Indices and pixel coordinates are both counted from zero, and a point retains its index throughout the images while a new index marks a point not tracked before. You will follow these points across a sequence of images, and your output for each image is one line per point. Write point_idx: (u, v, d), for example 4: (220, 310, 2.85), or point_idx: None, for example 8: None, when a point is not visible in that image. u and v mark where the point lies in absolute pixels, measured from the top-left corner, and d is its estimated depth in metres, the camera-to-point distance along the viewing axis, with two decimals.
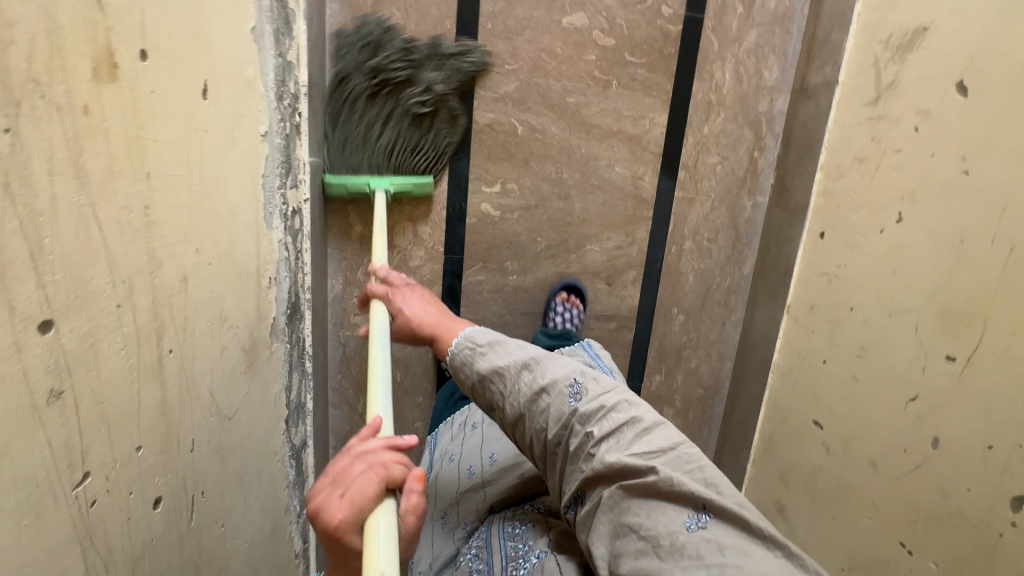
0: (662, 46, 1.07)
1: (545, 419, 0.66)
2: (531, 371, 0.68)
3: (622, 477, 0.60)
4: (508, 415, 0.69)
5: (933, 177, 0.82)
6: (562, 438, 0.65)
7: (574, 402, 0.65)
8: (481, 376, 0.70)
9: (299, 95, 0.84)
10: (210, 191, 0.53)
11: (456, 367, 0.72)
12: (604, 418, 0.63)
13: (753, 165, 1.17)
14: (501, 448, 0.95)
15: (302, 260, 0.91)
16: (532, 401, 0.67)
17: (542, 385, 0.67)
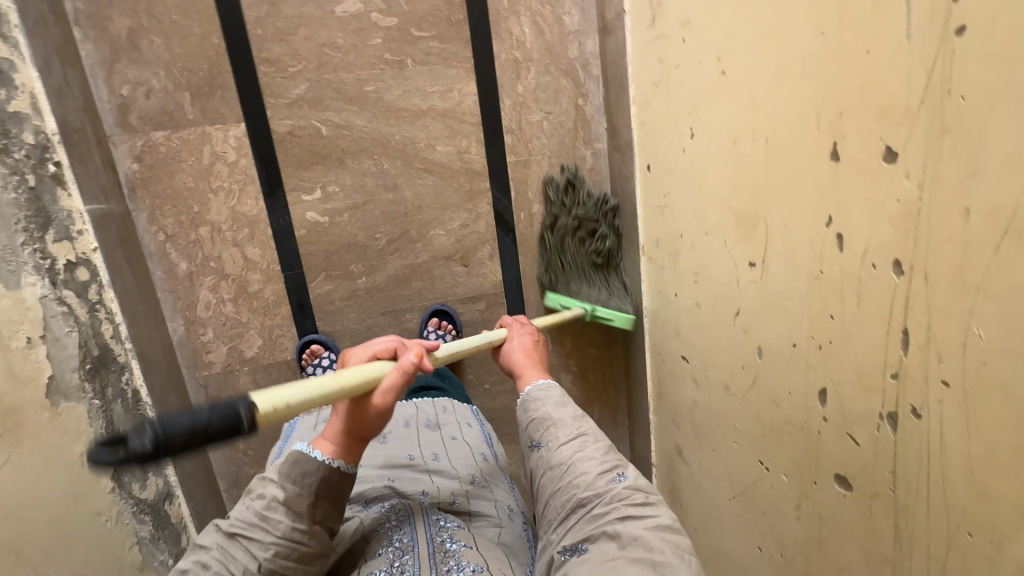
0: (449, 13, 1.04)
1: (580, 480, 0.67)
2: (591, 441, 0.72)
3: (632, 550, 0.58)
4: (550, 462, 0.71)
5: (704, 85, 0.79)
6: (589, 501, 0.65)
7: (617, 480, 0.66)
8: (545, 432, 0.74)
9: (48, 146, 0.81)
10: None
11: (530, 404, 0.78)
12: (640, 505, 0.63)
13: (581, 114, 1.14)
14: (374, 458, 0.90)
15: (103, 311, 0.88)
16: (580, 459, 0.69)
17: (596, 456, 0.69)
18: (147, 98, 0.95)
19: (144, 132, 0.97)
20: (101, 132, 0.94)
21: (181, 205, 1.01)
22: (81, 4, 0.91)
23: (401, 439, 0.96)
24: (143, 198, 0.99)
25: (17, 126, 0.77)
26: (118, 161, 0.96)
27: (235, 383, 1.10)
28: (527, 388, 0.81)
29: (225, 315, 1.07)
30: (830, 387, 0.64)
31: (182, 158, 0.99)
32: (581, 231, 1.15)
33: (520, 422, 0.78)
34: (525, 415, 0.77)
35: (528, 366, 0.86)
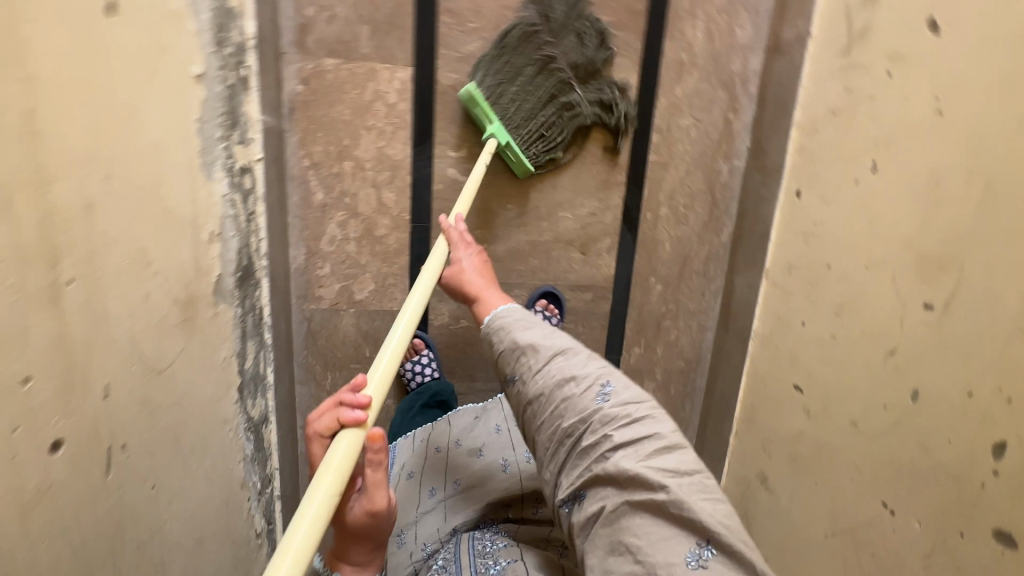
0: (631, 3, 1.04)
1: (566, 408, 0.70)
2: (565, 361, 0.73)
3: (632, 488, 0.63)
4: (532, 397, 0.73)
5: (907, 122, 0.79)
6: (577, 431, 0.68)
7: (600, 402, 0.69)
8: (516, 353, 0.76)
9: (244, 47, 0.80)
10: (123, 120, 0.50)
11: (493, 335, 0.79)
12: (626, 425, 0.67)
13: (729, 128, 1.14)
14: (469, 477, 0.92)
15: (254, 223, 0.87)
16: (561, 387, 0.71)
17: (574, 376, 0.71)
18: (328, 23, 0.95)
19: (317, 56, 0.96)
20: (277, 48, 0.94)
21: (333, 135, 1.00)
22: None
23: (495, 448, 0.95)
24: (299, 121, 0.98)
25: (231, 23, 0.75)
26: (284, 80, 0.96)
27: (338, 323, 1.09)
28: (490, 318, 0.83)
29: (345, 254, 1.06)
30: (1012, 441, 0.64)
31: (346, 90, 0.98)
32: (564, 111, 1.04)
33: (490, 349, 0.79)
34: (492, 346, 0.78)
35: (486, 288, 0.88)
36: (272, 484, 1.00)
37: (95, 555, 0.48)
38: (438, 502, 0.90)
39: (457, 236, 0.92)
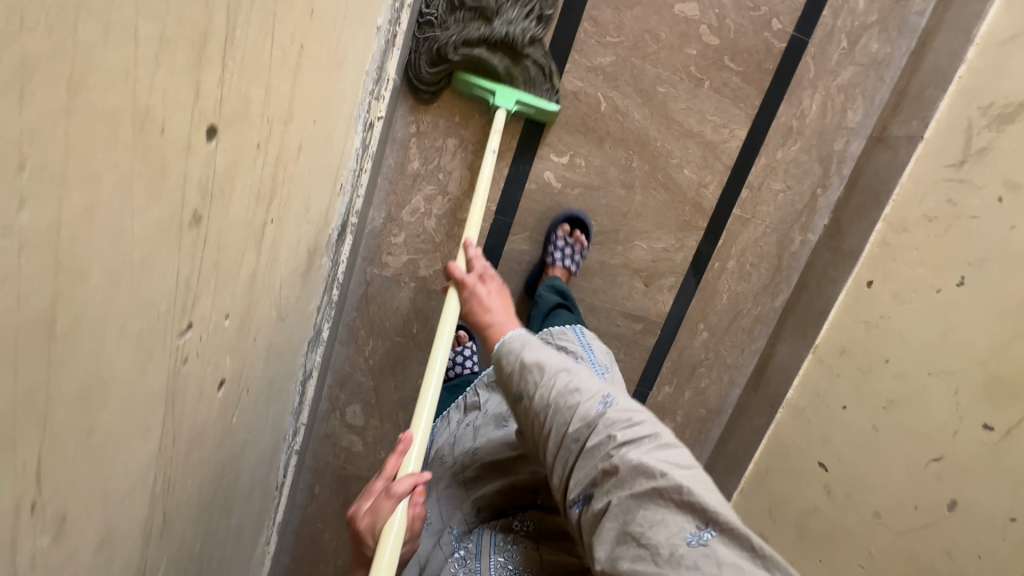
0: (762, 59, 1.05)
1: (570, 414, 0.55)
2: (569, 372, 0.59)
3: (634, 481, 0.49)
4: (535, 411, 0.58)
5: (1007, 250, 0.83)
6: (581, 436, 0.54)
7: (603, 408, 0.55)
8: (521, 371, 0.61)
9: (403, 4, 0.78)
10: (337, 63, 0.48)
11: (504, 356, 0.63)
12: (630, 425, 0.53)
13: (813, 202, 1.16)
14: (490, 450, 0.84)
15: (359, 180, 0.84)
16: (563, 395, 0.57)
17: (577, 387, 0.57)
18: None
19: None
20: (420, 10, 0.92)
21: (446, 110, 0.98)
22: None
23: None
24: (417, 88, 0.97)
25: None
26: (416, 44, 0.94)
27: (396, 294, 1.07)
28: (497, 345, 0.67)
29: (423, 228, 1.04)
30: None
31: None
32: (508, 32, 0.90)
33: (496, 372, 0.64)
34: (499, 369, 0.64)
35: (502, 314, 0.72)
36: (296, 439, 0.98)
37: (206, 498, 0.46)
38: (462, 478, 0.85)
39: (473, 258, 0.82)
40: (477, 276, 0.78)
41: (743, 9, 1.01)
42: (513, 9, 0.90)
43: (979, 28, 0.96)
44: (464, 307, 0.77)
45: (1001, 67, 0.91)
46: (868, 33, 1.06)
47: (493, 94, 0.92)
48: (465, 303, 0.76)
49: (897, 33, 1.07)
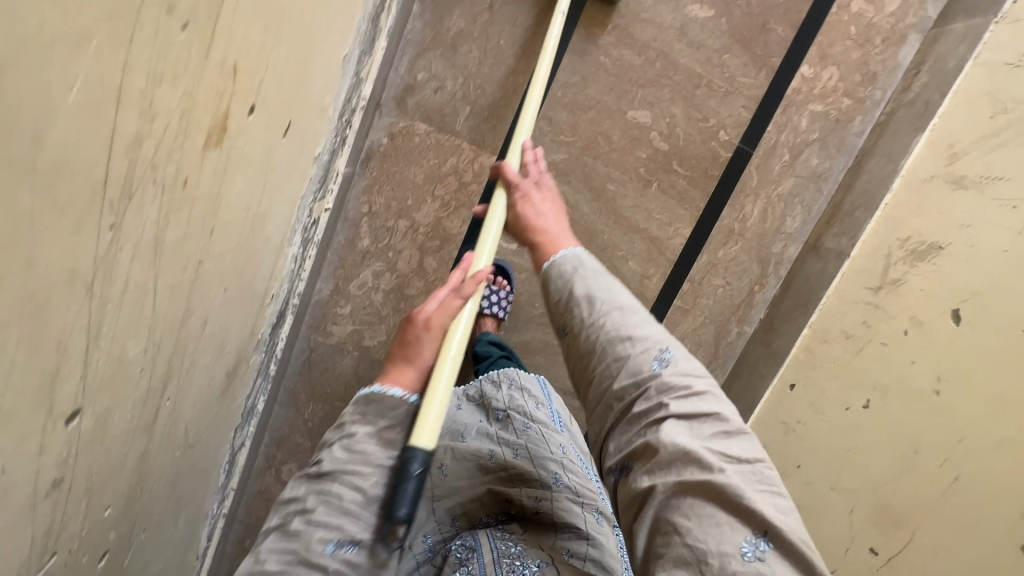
0: (708, 166, 1.10)
1: (618, 368, 0.56)
2: (625, 316, 0.59)
3: (682, 467, 0.48)
4: (584, 344, 0.59)
5: (907, 383, 0.89)
6: (628, 395, 0.55)
7: (658, 368, 0.55)
8: (568, 302, 0.62)
9: (355, 108, 0.80)
10: (254, 228, 0.50)
11: (549, 277, 0.64)
12: (687, 397, 0.53)
13: (750, 298, 1.22)
14: (456, 463, 0.84)
15: (302, 268, 0.86)
16: (616, 344, 0.57)
17: (631, 334, 0.57)
18: (435, 93, 0.96)
19: (412, 118, 0.97)
20: (378, 100, 0.94)
21: (399, 193, 1.00)
22: None
23: (480, 437, 0.88)
24: (371, 171, 0.99)
25: (355, 92, 0.76)
26: (372, 130, 0.96)
27: (339, 361, 1.09)
28: (547, 261, 0.67)
29: (370, 301, 1.06)
30: None
31: (427, 156, 0.99)
32: None
33: (545, 292, 0.65)
34: (545, 288, 0.65)
35: (558, 223, 0.73)
36: (223, 506, 0.98)
37: None
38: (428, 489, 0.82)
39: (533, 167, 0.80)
40: (534, 182, 0.78)
41: (693, 119, 1.06)
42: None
43: (906, 160, 1.03)
44: (513, 210, 0.76)
45: (919, 204, 0.98)
46: (809, 149, 1.12)
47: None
48: (515, 205, 0.76)
49: (837, 151, 1.14)
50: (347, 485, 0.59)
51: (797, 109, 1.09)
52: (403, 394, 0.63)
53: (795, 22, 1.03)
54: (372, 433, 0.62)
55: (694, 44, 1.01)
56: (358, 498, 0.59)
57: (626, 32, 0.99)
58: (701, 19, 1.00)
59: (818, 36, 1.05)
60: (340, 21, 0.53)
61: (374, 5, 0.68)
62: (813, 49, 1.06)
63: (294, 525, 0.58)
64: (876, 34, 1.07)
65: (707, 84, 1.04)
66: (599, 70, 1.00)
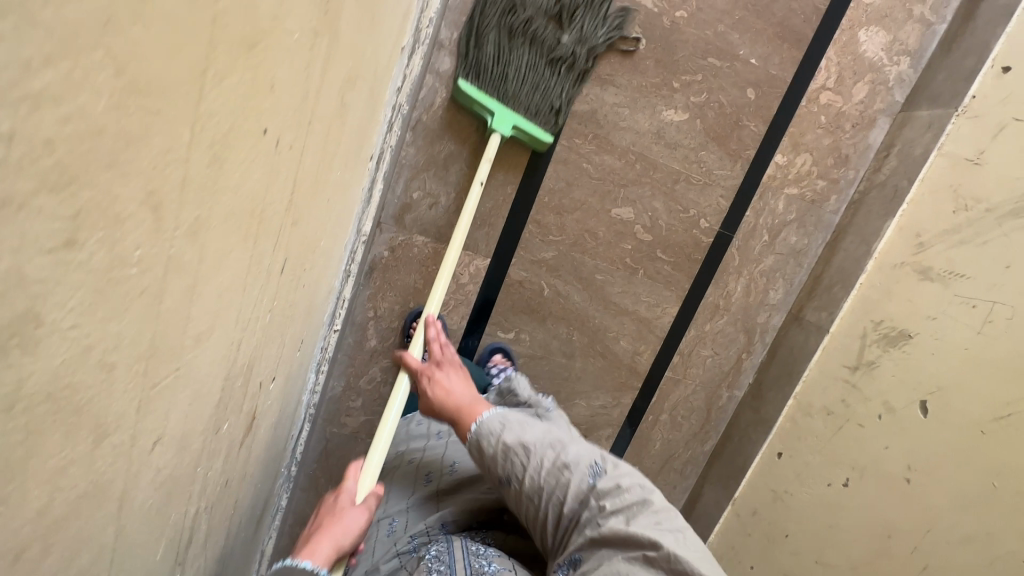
0: (691, 251, 1.16)
1: (562, 491, 0.66)
2: (556, 448, 0.69)
3: (624, 548, 0.58)
4: (529, 484, 0.68)
5: (882, 466, 0.95)
6: (571, 507, 0.65)
7: (592, 478, 0.66)
8: (505, 454, 0.70)
9: (358, 245, 0.88)
10: (273, 424, 0.58)
11: (481, 440, 0.71)
12: (619, 495, 0.63)
13: (738, 364, 1.28)
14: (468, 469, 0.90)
15: (315, 385, 0.94)
16: (554, 472, 0.67)
17: (565, 459, 0.68)
18: (430, 209, 1.03)
19: (409, 232, 1.04)
20: (378, 220, 1.02)
21: (401, 297, 1.08)
22: (425, 117, 0.98)
23: None
24: (375, 280, 1.06)
25: (356, 239, 0.83)
26: (374, 245, 1.04)
27: (353, 449, 1.16)
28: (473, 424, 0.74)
29: (379, 394, 1.14)
30: None
31: (425, 263, 1.07)
32: (546, 50, 0.95)
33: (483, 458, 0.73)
34: (481, 451, 0.72)
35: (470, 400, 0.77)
36: None
37: None
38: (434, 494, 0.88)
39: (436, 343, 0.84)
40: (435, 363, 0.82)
41: (674, 211, 1.12)
42: (587, 18, 0.95)
43: (877, 244, 1.09)
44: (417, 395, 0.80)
45: (890, 290, 1.04)
46: (787, 229, 1.18)
47: (493, 116, 0.94)
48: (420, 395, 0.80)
49: (814, 228, 1.19)
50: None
51: (773, 194, 1.15)
52: (313, 566, 0.60)
53: (766, 117, 1.09)
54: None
55: (671, 145, 1.07)
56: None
57: (606, 139, 1.05)
58: (676, 122, 1.06)
59: (790, 127, 1.11)
60: (340, 233, 0.61)
61: (370, 177, 0.75)
62: (785, 140, 1.12)
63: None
64: (845, 121, 1.12)
65: (686, 179, 1.10)
66: (582, 176, 1.07)
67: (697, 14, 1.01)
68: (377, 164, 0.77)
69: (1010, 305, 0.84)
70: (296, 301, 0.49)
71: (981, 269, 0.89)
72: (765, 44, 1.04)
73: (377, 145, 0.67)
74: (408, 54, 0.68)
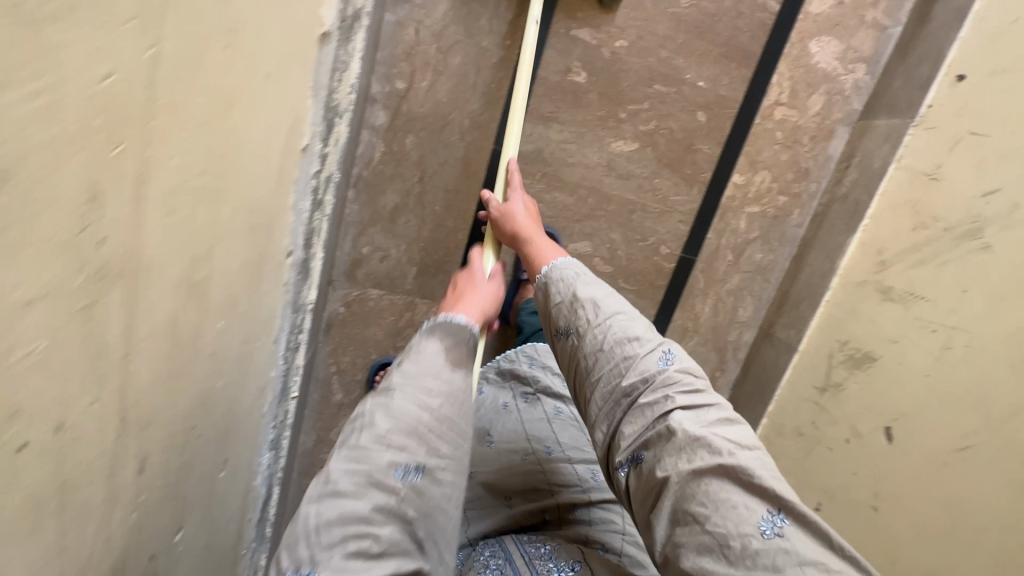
0: (654, 277, 1.14)
1: (624, 366, 0.56)
2: (624, 320, 0.59)
3: (697, 453, 0.49)
4: (589, 349, 0.59)
5: (852, 493, 0.94)
6: (635, 391, 0.55)
7: (663, 364, 0.56)
8: (570, 306, 0.62)
9: (305, 314, 0.87)
10: (201, 543, 0.57)
11: (549, 285, 0.65)
12: (693, 392, 0.54)
13: (713, 382, 1.27)
14: (486, 470, 0.86)
15: (280, 453, 0.94)
16: (619, 344, 0.57)
17: (633, 335, 0.58)
18: (381, 261, 1.02)
19: (363, 287, 1.03)
20: (329, 278, 1.00)
21: (362, 350, 1.07)
22: (365, 173, 0.96)
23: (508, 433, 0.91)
24: (334, 336, 1.06)
25: (300, 313, 0.82)
26: (329, 302, 1.03)
27: None
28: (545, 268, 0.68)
29: None
30: None
31: (384, 315, 1.05)
32: None
33: (543, 310, 0.65)
34: (546, 295, 0.65)
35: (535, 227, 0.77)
36: None
37: None
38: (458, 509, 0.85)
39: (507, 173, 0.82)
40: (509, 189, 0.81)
41: (633, 241, 1.10)
42: None
43: (841, 261, 1.06)
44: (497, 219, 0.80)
45: (855, 311, 1.02)
46: (751, 247, 1.16)
47: None
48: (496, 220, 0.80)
49: (779, 244, 1.17)
50: (416, 403, 0.56)
51: (734, 213, 1.12)
52: (463, 322, 0.65)
53: (720, 138, 1.06)
54: (442, 352, 0.61)
55: (623, 176, 1.05)
56: (428, 419, 0.56)
57: (556, 176, 1.02)
58: (625, 152, 1.03)
59: (745, 147, 1.08)
60: (259, 340, 0.59)
61: (301, 258, 0.74)
62: (741, 159, 1.09)
63: (362, 442, 0.54)
64: (802, 134, 1.09)
65: (642, 208, 1.08)
66: None
67: (638, 41, 0.97)
68: (308, 242, 0.75)
69: (967, 331, 0.82)
70: (200, 439, 0.48)
71: (943, 292, 0.87)
72: (711, 66, 1.00)
73: (294, 238, 0.65)
74: (319, 140, 0.65)
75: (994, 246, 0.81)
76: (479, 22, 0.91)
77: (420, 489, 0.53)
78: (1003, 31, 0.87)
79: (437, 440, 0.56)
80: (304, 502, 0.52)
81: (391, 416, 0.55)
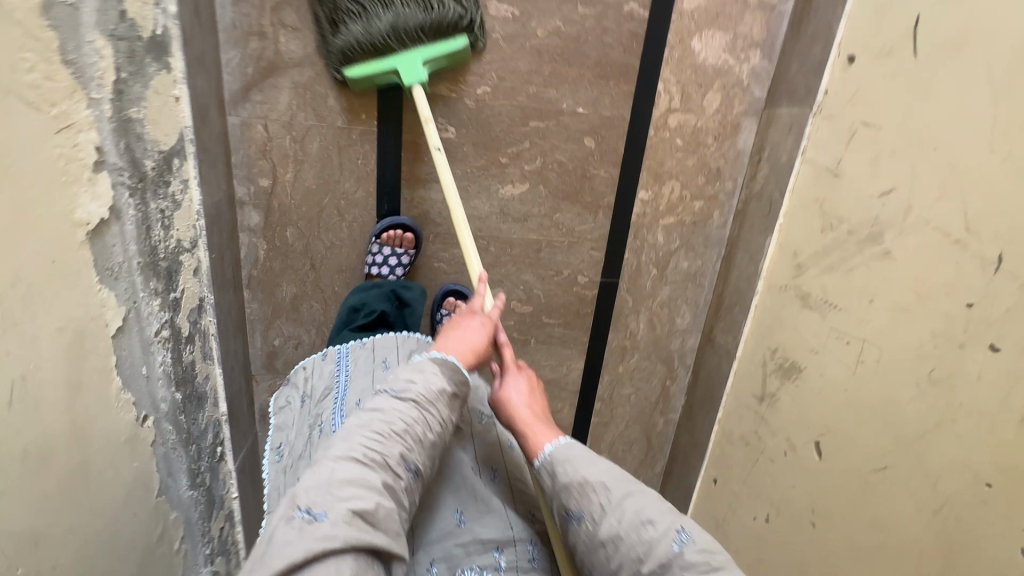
0: (578, 306, 1.12)
1: (641, 551, 0.53)
2: (636, 500, 0.56)
3: None
4: (599, 534, 0.56)
5: (792, 508, 0.92)
6: (652, 574, 0.53)
7: (679, 546, 0.53)
8: (580, 490, 0.58)
9: (217, 429, 0.88)
10: None
11: (554, 468, 0.60)
12: (711, 573, 0.52)
13: (666, 391, 1.25)
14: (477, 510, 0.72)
15: (233, 549, 0.98)
16: (633, 530, 0.54)
17: (649, 516, 0.55)
18: (296, 348, 1.02)
19: (286, 375, 1.04)
20: (249, 374, 1.02)
21: None
22: (256, 272, 0.96)
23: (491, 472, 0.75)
24: (271, 423, 1.08)
25: (204, 435, 0.83)
26: (257, 395, 1.05)
27: None
28: (546, 449, 0.62)
29: None
30: None
31: None
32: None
33: (548, 488, 0.61)
34: (551, 477, 0.60)
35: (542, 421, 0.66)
36: None
37: None
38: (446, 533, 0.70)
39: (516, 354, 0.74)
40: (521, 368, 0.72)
41: (547, 277, 1.08)
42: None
43: (763, 264, 1.00)
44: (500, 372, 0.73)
45: (779, 317, 0.97)
46: (675, 257, 1.11)
47: None
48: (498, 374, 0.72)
49: (704, 248, 1.11)
50: (425, 418, 0.61)
51: (649, 229, 1.07)
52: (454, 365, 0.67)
53: (615, 159, 1.00)
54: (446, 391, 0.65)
55: (520, 220, 1.02)
56: (428, 434, 0.61)
57: (449, 235, 0.98)
58: (516, 195, 1.00)
59: (645, 162, 1.01)
60: (126, 514, 0.61)
61: (179, 398, 0.74)
62: (644, 174, 1.03)
63: (381, 429, 0.58)
64: (705, 135, 1.02)
65: (549, 245, 1.05)
66: (438, 275, 1.01)
67: (500, 83, 0.92)
68: (185, 378, 0.76)
69: (878, 345, 0.77)
70: None
71: (853, 300, 0.81)
72: (587, 90, 0.95)
73: (149, 399, 0.66)
74: (154, 299, 0.66)
75: (894, 253, 0.75)
76: (326, 103, 0.87)
77: (412, 486, 0.58)
78: (884, 7, 0.78)
79: (428, 456, 0.61)
80: (328, 460, 0.55)
81: (406, 419, 0.59)
